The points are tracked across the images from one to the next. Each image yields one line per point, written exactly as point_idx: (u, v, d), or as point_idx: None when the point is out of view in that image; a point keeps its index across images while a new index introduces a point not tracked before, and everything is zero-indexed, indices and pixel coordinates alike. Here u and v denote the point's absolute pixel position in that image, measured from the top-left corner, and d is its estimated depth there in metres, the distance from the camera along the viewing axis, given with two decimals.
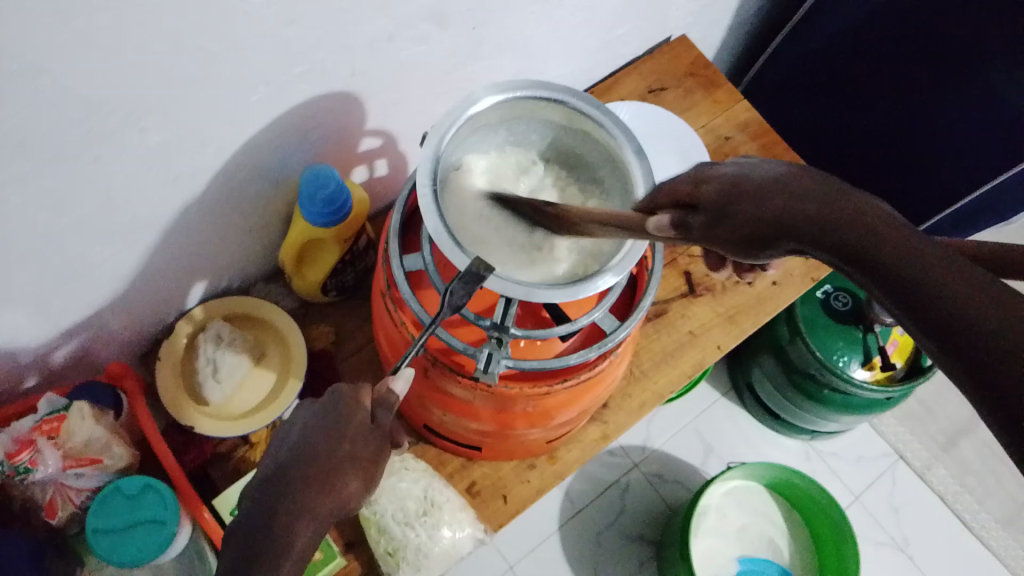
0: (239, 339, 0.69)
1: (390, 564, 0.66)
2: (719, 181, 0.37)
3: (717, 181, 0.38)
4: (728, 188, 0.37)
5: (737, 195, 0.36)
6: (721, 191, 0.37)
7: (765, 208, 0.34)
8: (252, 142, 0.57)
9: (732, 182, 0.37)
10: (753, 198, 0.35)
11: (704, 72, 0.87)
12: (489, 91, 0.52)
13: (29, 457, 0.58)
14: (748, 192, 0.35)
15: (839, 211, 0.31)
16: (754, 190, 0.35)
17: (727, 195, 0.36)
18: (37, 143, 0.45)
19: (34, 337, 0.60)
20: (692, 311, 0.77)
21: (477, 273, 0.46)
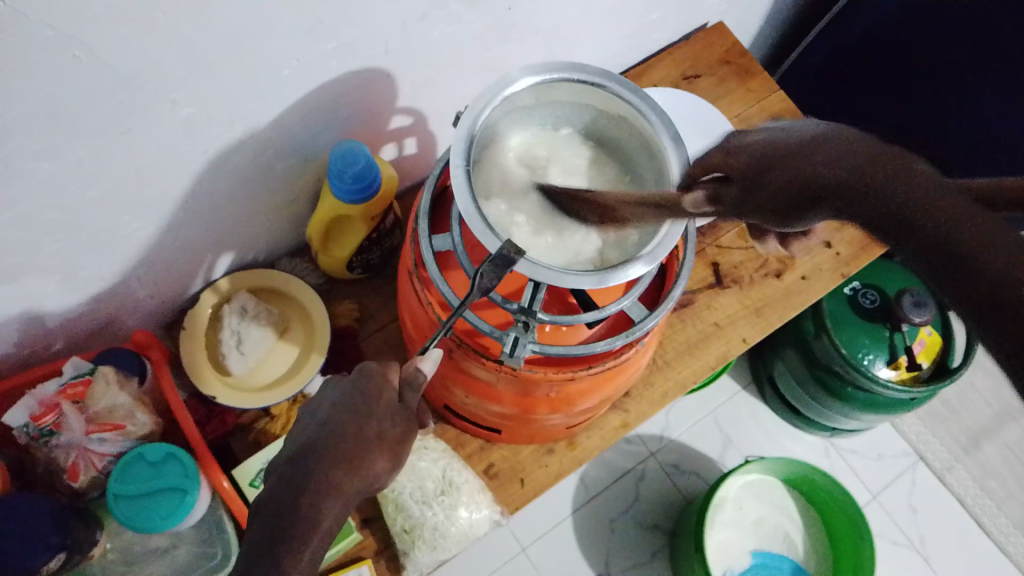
0: (264, 313, 0.70)
1: (407, 542, 0.66)
2: (750, 149, 0.37)
3: (748, 150, 0.37)
4: (757, 154, 0.36)
5: (750, 167, 0.36)
6: (751, 159, 0.36)
7: (789, 175, 0.32)
8: (282, 117, 0.57)
9: (743, 157, 0.37)
10: (782, 164, 0.34)
11: (739, 60, 0.85)
12: (525, 72, 0.51)
13: (54, 420, 0.59)
14: (775, 159, 0.34)
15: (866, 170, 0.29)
16: (782, 155, 0.34)
17: (755, 163, 0.36)
18: (69, 114, 0.45)
19: (60, 304, 0.61)
20: (718, 303, 0.76)
21: (507, 256, 0.46)
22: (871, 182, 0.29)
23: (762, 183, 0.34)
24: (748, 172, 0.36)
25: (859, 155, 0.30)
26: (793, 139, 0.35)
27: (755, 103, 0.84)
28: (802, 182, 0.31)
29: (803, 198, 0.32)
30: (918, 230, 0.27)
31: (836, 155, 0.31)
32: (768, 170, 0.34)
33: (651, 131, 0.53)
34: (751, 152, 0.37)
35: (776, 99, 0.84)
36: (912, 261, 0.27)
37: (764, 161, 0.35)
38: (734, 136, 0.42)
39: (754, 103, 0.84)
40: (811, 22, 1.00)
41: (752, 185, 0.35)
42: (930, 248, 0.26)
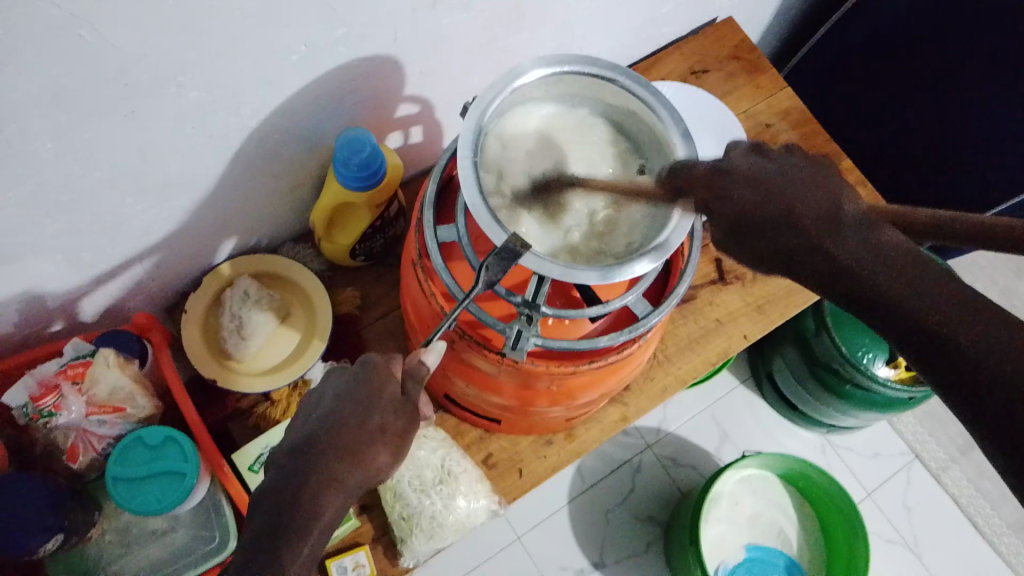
0: (266, 298, 0.69)
1: (404, 529, 0.67)
2: (741, 178, 0.42)
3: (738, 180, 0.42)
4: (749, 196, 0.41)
5: (785, 242, 0.39)
6: (738, 203, 0.41)
7: (779, 239, 0.40)
8: (289, 103, 0.57)
9: (765, 228, 0.40)
10: (773, 220, 0.40)
11: (749, 56, 0.85)
12: (537, 63, 0.51)
13: (54, 401, 0.59)
14: (766, 207, 0.40)
15: (862, 260, 0.38)
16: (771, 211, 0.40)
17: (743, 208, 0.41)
18: (73, 95, 0.45)
19: (61, 285, 0.61)
20: (721, 299, 0.76)
21: (514, 249, 0.45)
22: (945, 324, 0.35)
23: (817, 265, 0.39)
24: (787, 247, 0.39)
25: (919, 286, 0.37)
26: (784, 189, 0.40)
27: (763, 99, 0.84)
28: (866, 291, 0.37)
29: (800, 267, 0.39)
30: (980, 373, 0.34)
31: (829, 240, 0.39)
32: (824, 264, 0.39)
33: (661, 127, 0.52)
34: (783, 217, 0.40)
35: (784, 96, 0.84)
36: (946, 384, 0.35)
37: (814, 241, 0.39)
38: (738, 155, 0.43)
39: (762, 99, 0.84)
40: (822, 18, 0.99)
41: (796, 256, 0.39)
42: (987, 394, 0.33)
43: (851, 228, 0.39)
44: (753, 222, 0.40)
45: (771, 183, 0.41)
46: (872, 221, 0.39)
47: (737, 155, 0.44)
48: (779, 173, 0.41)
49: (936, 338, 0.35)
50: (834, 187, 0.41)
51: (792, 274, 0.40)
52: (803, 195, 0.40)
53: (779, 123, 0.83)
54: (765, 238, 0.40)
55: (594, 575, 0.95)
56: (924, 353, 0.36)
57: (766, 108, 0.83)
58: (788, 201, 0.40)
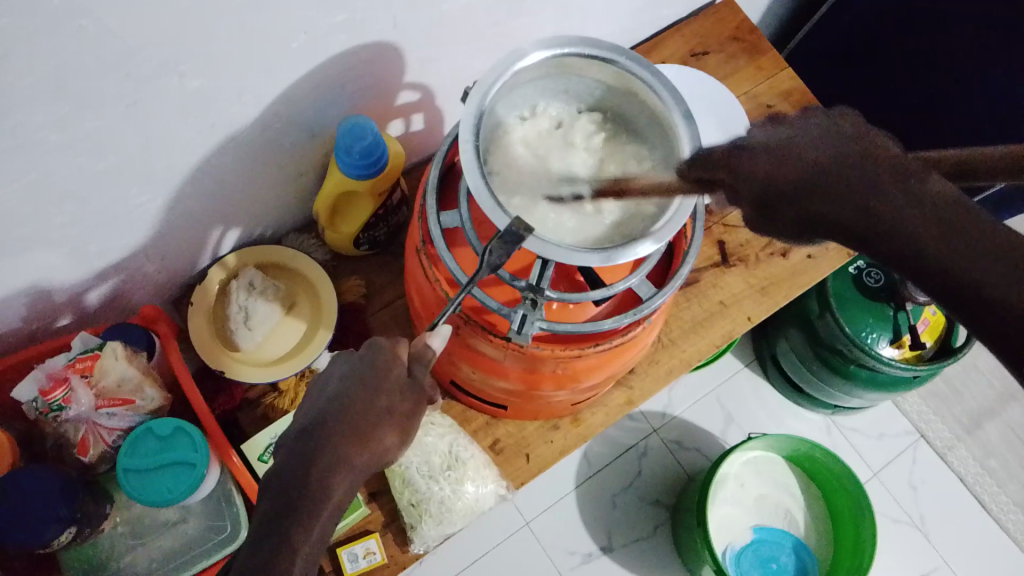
0: (271, 289, 0.70)
1: (413, 515, 0.67)
2: (766, 146, 0.41)
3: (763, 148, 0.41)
4: (773, 160, 0.40)
5: (814, 207, 0.38)
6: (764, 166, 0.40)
7: (813, 204, 0.38)
8: (290, 92, 0.57)
9: (781, 180, 0.39)
10: (794, 187, 0.39)
11: (748, 37, 0.84)
12: (536, 46, 0.51)
13: (63, 394, 0.59)
14: (789, 178, 0.39)
15: (889, 218, 0.35)
16: (798, 180, 0.38)
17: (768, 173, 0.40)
18: (75, 86, 0.45)
19: (68, 278, 0.61)
20: (724, 281, 0.76)
21: (517, 232, 0.46)
22: (949, 248, 0.33)
23: (850, 219, 0.36)
24: (813, 209, 0.38)
25: (949, 231, 0.34)
26: (812, 153, 0.39)
27: (764, 80, 0.84)
28: (892, 240, 0.35)
29: (816, 228, 0.38)
30: (1002, 310, 0.31)
31: (849, 203, 0.37)
32: (848, 218, 0.37)
33: (662, 107, 0.53)
34: (806, 183, 0.38)
35: (785, 76, 0.84)
36: (992, 337, 0.32)
37: (839, 198, 0.37)
38: (753, 133, 0.44)
39: (763, 80, 0.84)
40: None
41: (820, 213, 0.38)
42: (1017, 334, 0.31)
43: (876, 177, 0.37)
44: (784, 187, 0.39)
45: (792, 149, 0.40)
46: (905, 164, 0.37)
47: (756, 131, 0.45)
48: (830, 148, 0.39)
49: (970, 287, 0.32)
50: (863, 136, 0.39)
51: (826, 237, 0.38)
52: (831, 160, 0.38)
53: (780, 103, 0.83)
54: (792, 202, 0.39)
55: (602, 559, 0.95)
56: (969, 315, 0.33)
57: (766, 89, 0.83)
58: (817, 172, 0.38)
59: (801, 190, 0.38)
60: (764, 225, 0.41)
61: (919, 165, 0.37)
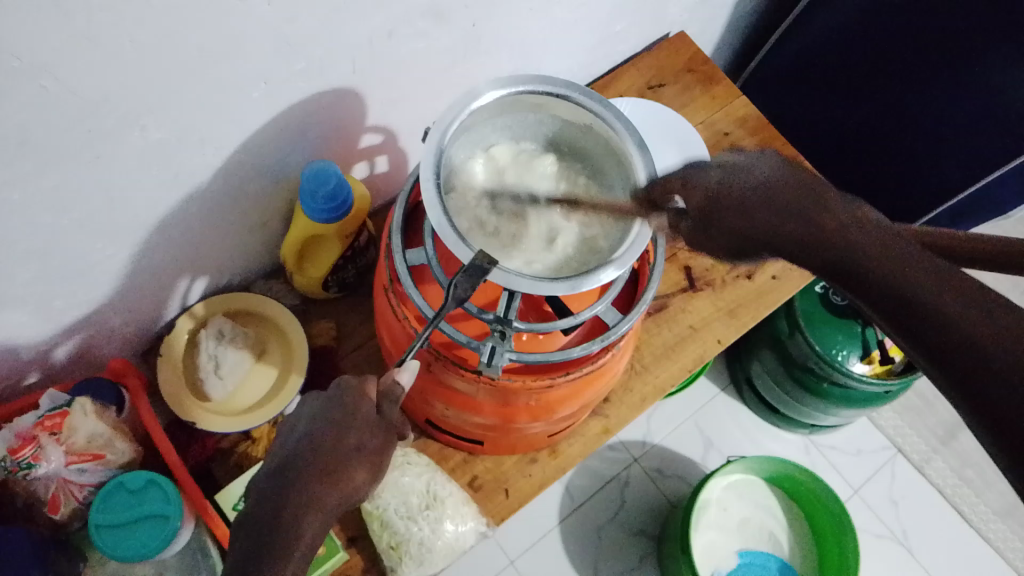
0: (241, 336, 0.69)
1: (394, 558, 0.66)
2: (707, 183, 0.44)
3: (705, 185, 0.44)
4: (713, 194, 0.43)
5: (743, 223, 0.41)
6: (707, 198, 0.44)
7: (743, 223, 0.41)
8: (252, 140, 0.57)
9: (732, 199, 0.42)
10: (733, 207, 0.42)
11: (702, 67, 0.87)
12: (491, 85, 0.52)
13: (32, 452, 0.57)
14: (727, 199, 0.42)
15: (822, 232, 0.37)
16: (734, 201, 0.42)
17: (711, 203, 0.43)
18: (36, 143, 0.45)
19: (33, 336, 0.60)
20: (692, 306, 0.77)
21: (482, 266, 0.46)
22: (887, 265, 0.34)
23: (777, 228, 0.39)
24: (747, 229, 0.41)
25: (877, 247, 0.35)
26: (749, 180, 0.42)
27: (719, 109, 0.86)
28: (826, 247, 0.37)
29: (749, 248, 0.41)
30: (925, 316, 0.32)
31: (779, 219, 0.39)
32: (779, 228, 0.39)
33: (617, 139, 0.54)
34: (746, 204, 0.41)
35: (739, 104, 0.86)
36: (929, 351, 0.32)
37: (779, 213, 0.40)
38: (720, 158, 0.47)
39: (719, 109, 0.86)
40: (772, 27, 1.02)
41: (750, 228, 0.41)
42: (937, 334, 0.31)
43: (819, 199, 0.40)
44: (728, 204, 0.42)
45: (733, 180, 0.43)
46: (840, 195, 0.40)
47: (721, 157, 0.47)
48: (769, 183, 0.42)
49: (907, 300, 0.33)
50: (797, 175, 0.42)
51: (764, 250, 0.40)
52: (771, 185, 0.41)
53: (737, 130, 0.85)
54: (728, 218, 0.42)
55: None
56: (907, 328, 0.33)
57: (722, 117, 0.85)
58: (759, 193, 0.41)
59: (739, 216, 0.41)
60: (706, 245, 0.44)
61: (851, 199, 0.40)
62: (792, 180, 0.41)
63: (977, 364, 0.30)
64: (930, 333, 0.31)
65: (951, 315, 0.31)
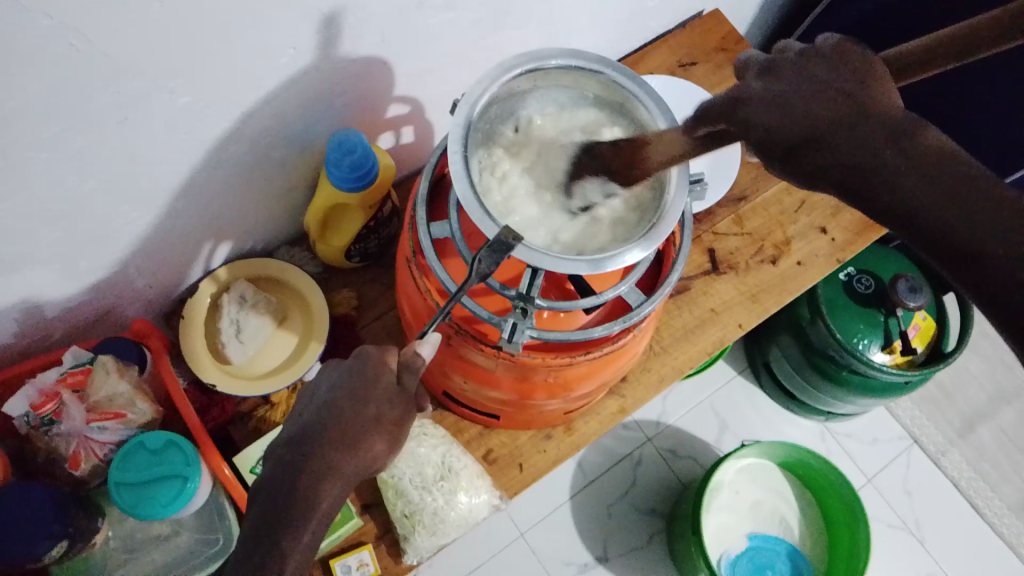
0: (262, 302, 0.70)
1: (407, 526, 0.67)
2: (758, 99, 0.39)
3: (756, 100, 0.39)
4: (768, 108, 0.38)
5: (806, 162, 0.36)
6: (762, 109, 0.38)
7: (806, 152, 0.36)
8: (279, 106, 0.57)
9: (790, 125, 0.37)
10: (790, 128, 0.37)
11: (734, 47, 0.85)
12: (523, 58, 0.51)
13: (54, 409, 0.60)
14: (786, 121, 0.37)
15: (886, 163, 0.33)
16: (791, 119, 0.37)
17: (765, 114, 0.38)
18: (64, 102, 0.45)
19: (59, 294, 0.61)
20: (715, 289, 0.77)
21: (505, 242, 0.46)
22: (956, 209, 0.31)
23: (843, 175, 0.34)
24: (806, 171, 0.36)
25: (953, 183, 0.32)
26: (805, 102, 0.37)
27: None
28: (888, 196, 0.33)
29: (810, 176, 0.36)
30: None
31: (851, 149, 0.34)
32: (844, 150, 0.34)
33: (648, 117, 0.53)
34: (810, 132, 0.36)
35: None
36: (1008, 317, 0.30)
37: (849, 145, 0.34)
38: (752, 83, 0.40)
39: None
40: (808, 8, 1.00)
41: (826, 164, 0.35)
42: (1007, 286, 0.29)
43: (873, 130, 0.34)
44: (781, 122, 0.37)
45: (792, 102, 0.37)
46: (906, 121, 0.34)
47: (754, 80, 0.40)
48: (797, 87, 0.38)
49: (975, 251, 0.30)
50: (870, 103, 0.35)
51: (815, 180, 0.36)
52: (839, 111, 0.36)
53: None
54: (798, 157, 0.36)
55: (598, 569, 0.95)
56: (964, 271, 0.31)
57: None
58: (807, 99, 0.37)
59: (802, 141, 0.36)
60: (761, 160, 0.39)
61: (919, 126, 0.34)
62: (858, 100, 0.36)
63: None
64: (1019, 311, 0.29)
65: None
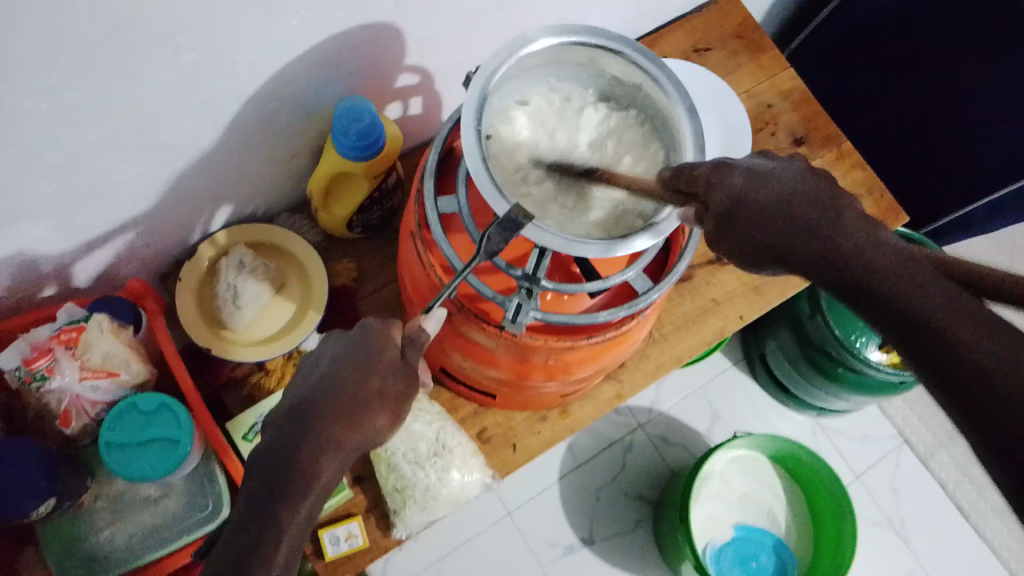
0: (261, 269, 0.69)
1: (397, 501, 0.66)
2: (730, 176, 0.43)
3: (726, 179, 0.43)
4: (739, 191, 0.42)
5: (774, 240, 0.41)
6: (731, 190, 0.42)
7: (767, 229, 0.41)
8: (287, 69, 0.56)
9: (766, 203, 0.41)
10: (757, 216, 0.41)
11: (752, 35, 0.84)
12: (543, 32, 0.50)
13: (47, 364, 0.58)
14: (751, 203, 0.41)
15: (841, 249, 0.38)
16: (760, 207, 0.41)
17: (735, 197, 0.42)
18: (67, 54, 0.44)
19: (54, 249, 0.60)
20: (717, 279, 0.76)
21: (516, 220, 0.45)
22: (907, 290, 0.35)
23: (816, 253, 0.39)
24: (776, 242, 0.40)
25: (899, 267, 0.36)
26: (777, 182, 0.42)
27: (765, 79, 0.83)
28: (855, 272, 0.37)
29: (778, 257, 0.41)
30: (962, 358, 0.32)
31: (810, 239, 0.39)
32: (813, 240, 0.39)
33: (667, 101, 0.52)
34: (772, 214, 0.41)
35: (786, 76, 0.83)
36: (947, 384, 0.33)
37: (797, 228, 0.40)
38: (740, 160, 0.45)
39: (765, 79, 0.83)
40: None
41: (791, 246, 0.40)
42: (943, 348, 0.33)
43: (830, 224, 0.39)
44: (747, 208, 0.41)
45: (765, 178, 0.42)
46: (857, 218, 0.40)
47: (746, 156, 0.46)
48: (771, 175, 0.43)
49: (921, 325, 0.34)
50: (830, 190, 0.42)
51: (778, 261, 0.41)
52: (801, 198, 0.41)
53: (781, 103, 0.83)
54: (754, 228, 0.41)
55: (583, 551, 0.95)
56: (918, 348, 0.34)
57: (767, 88, 0.83)
58: (777, 202, 0.41)
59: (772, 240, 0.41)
60: (724, 244, 0.43)
61: (867, 230, 0.39)
62: (826, 195, 0.41)
63: (990, 398, 0.31)
64: (949, 373, 0.33)
65: (973, 353, 0.32)
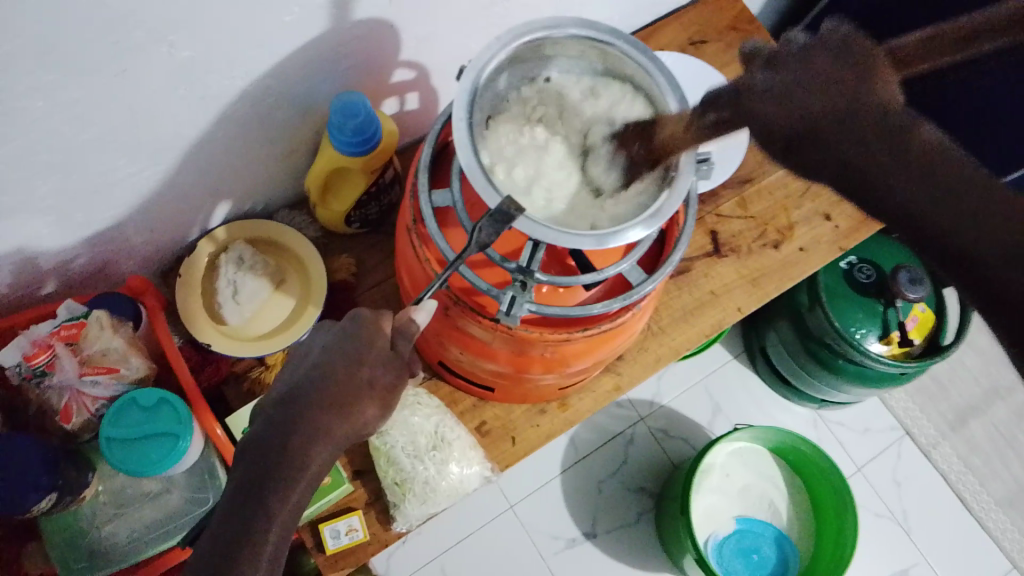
0: (260, 264, 0.69)
1: (397, 494, 0.67)
2: (766, 105, 0.41)
3: (765, 105, 0.41)
4: (778, 114, 0.40)
5: (816, 151, 0.39)
6: (770, 116, 0.41)
7: (821, 145, 0.38)
8: (283, 65, 0.56)
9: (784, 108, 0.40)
10: (799, 124, 0.39)
11: (747, 27, 0.84)
12: (534, 25, 0.51)
13: (47, 360, 0.59)
14: (795, 121, 0.39)
15: (882, 156, 0.36)
16: (801, 120, 0.39)
17: (776, 121, 0.40)
18: (65, 53, 0.44)
19: (55, 245, 0.60)
20: (715, 271, 0.76)
21: (507, 212, 0.45)
22: (937, 202, 0.34)
23: (857, 164, 0.37)
24: (821, 153, 0.38)
25: (930, 174, 0.35)
26: (808, 84, 0.40)
27: None
28: (890, 192, 0.36)
29: (819, 168, 0.39)
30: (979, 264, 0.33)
31: (853, 150, 0.37)
32: (838, 146, 0.37)
33: (657, 93, 0.53)
34: (807, 125, 0.39)
35: None
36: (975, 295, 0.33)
37: (819, 133, 0.38)
38: (759, 74, 0.44)
39: None
40: None
41: (825, 157, 0.38)
42: (955, 251, 0.34)
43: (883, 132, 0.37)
44: (783, 128, 0.40)
45: (794, 88, 0.40)
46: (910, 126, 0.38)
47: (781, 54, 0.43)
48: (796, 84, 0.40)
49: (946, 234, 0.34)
50: (864, 81, 0.39)
51: (823, 171, 0.39)
52: (829, 101, 0.39)
53: None
54: (789, 139, 0.40)
55: (586, 544, 0.96)
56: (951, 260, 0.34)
57: None
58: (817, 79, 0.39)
59: (801, 130, 0.39)
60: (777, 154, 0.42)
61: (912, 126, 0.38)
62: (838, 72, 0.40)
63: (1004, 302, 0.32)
64: (958, 268, 0.34)
65: (989, 262, 0.33)
